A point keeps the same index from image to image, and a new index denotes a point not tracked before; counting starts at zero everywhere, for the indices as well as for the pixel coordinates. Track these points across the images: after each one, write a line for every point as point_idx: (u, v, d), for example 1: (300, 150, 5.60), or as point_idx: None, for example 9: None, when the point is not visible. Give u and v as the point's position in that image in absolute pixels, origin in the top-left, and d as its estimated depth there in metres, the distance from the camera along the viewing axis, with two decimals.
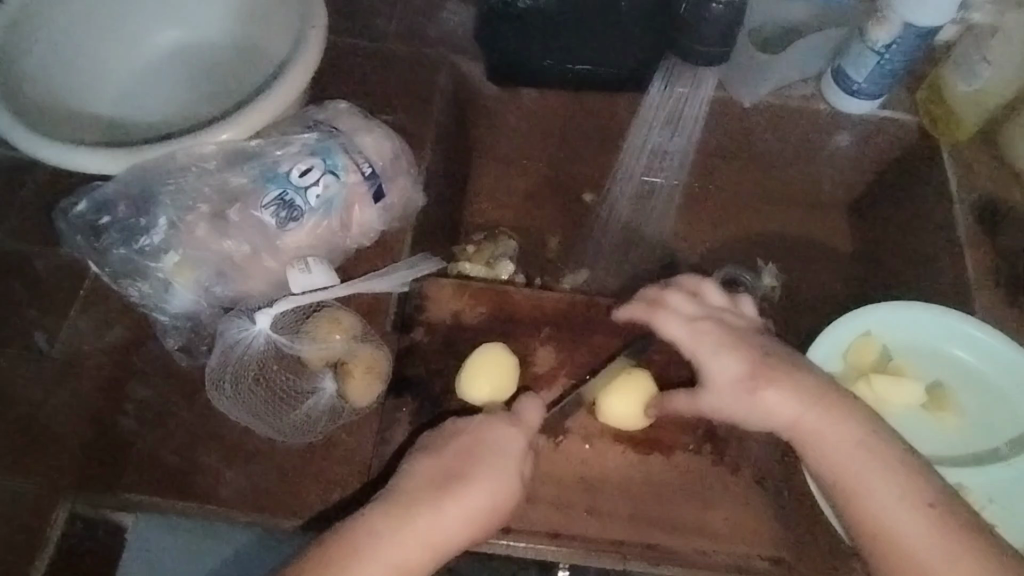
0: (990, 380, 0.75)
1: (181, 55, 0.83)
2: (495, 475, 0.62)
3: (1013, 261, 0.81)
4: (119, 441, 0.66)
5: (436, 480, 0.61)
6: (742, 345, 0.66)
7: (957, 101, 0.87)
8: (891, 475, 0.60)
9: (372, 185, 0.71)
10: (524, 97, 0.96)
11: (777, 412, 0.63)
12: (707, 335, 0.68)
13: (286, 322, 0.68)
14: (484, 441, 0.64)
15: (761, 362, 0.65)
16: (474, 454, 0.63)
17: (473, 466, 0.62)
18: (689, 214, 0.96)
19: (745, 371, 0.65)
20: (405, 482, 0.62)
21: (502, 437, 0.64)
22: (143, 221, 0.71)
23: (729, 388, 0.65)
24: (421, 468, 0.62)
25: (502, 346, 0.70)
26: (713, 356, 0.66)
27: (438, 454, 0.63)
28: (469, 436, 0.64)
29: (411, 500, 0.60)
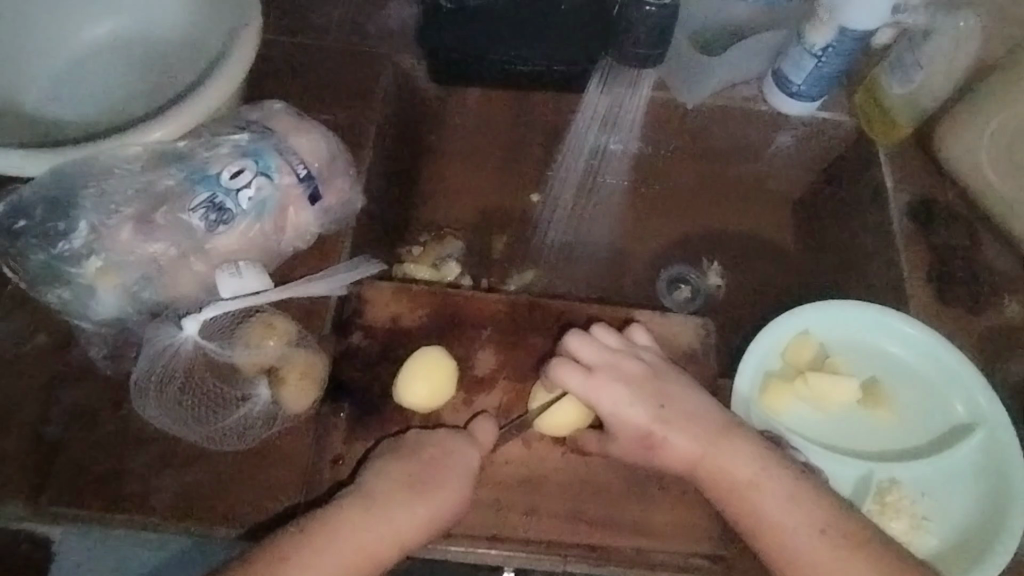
0: (923, 375, 0.76)
1: (109, 52, 0.80)
2: (458, 481, 0.61)
3: (946, 258, 0.83)
4: (45, 450, 0.65)
5: (404, 481, 0.60)
6: (646, 394, 0.65)
7: (890, 103, 0.88)
8: (803, 523, 0.61)
9: (307, 186, 0.70)
10: (468, 97, 0.94)
11: (676, 460, 0.65)
12: (615, 381, 0.65)
13: (217, 327, 0.66)
14: (448, 449, 0.63)
15: (663, 412, 0.65)
16: (441, 460, 0.62)
17: (440, 471, 0.61)
18: (632, 214, 0.97)
19: (650, 424, 0.65)
20: (372, 482, 0.61)
21: (464, 449, 0.63)
22: (62, 225, 0.68)
23: (634, 443, 0.65)
24: (389, 470, 0.61)
25: (440, 351, 0.69)
26: (617, 405, 0.65)
27: (405, 458, 0.62)
28: (437, 443, 0.63)
29: (381, 498, 0.59)
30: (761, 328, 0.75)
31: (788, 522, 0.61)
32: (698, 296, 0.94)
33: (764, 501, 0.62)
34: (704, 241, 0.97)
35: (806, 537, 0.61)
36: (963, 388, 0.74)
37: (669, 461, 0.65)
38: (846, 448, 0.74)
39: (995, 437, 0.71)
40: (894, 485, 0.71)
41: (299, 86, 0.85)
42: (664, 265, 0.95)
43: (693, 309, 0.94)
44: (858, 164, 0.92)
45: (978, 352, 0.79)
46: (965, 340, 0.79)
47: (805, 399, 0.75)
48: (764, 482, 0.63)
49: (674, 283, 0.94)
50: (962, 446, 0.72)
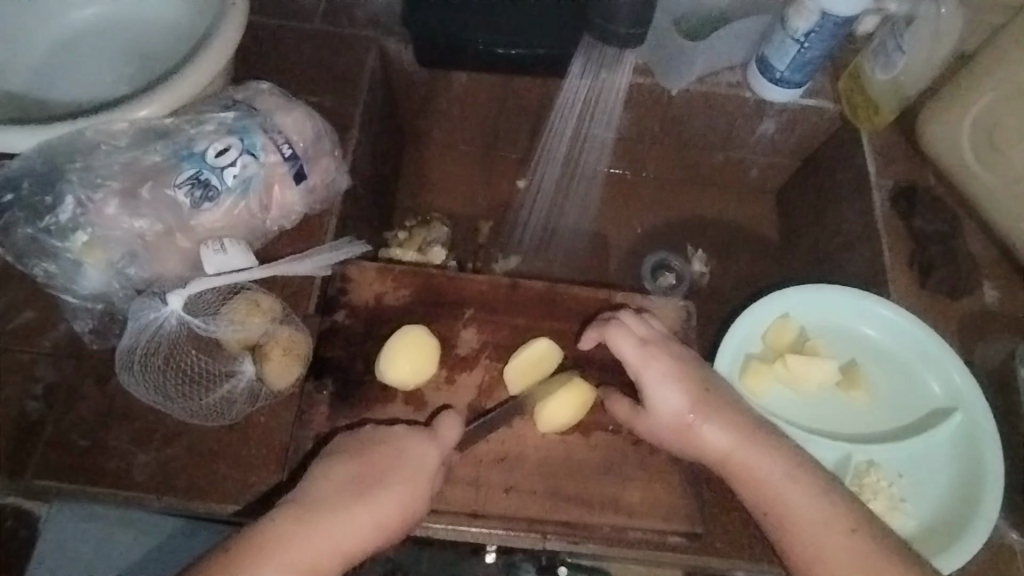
0: (901, 359, 0.77)
1: (99, 31, 0.81)
2: (407, 483, 0.60)
3: (927, 244, 0.83)
4: (27, 425, 0.65)
5: (348, 485, 0.59)
6: (694, 375, 0.66)
7: (875, 89, 0.88)
8: (835, 518, 0.59)
9: (292, 165, 0.70)
10: (454, 81, 0.94)
11: (707, 448, 0.64)
12: (666, 359, 0.66)
13: (202, 303, 0.66)
14: (399, 449, 0.61)
15: (707, 395, 0.65)
16: (390, 463, 0.60)
17: (387, 473, 0.60)
18: (609, 206, 1.04)
19: (690, 403, 0.65)
20: (315, 485, 0.59)
21: (417, 448, 0.62)
22: (48, 199, 0.68)
23: (672, 421, 0.65)
24: (334, 472, 0.59)
25: (428, 339, 0.69)
26: (661, 382, 0.65)
27: (351, 460, 0.60)
28: (389, 443, 0.62)
29: (321, 505, 0.57)
30: (742, 311, 0.76)
31: (820, 520, 0.59)
32: (682, 281, 1.00)
33: (800, 499, 0.60)
34: (683, 231, 1.04)
35: (831, 536, 0.59)
36: (940, 370, 0.75)
37: (704, 447, 0.64)
38: (825, 430, 0.74)
39: (972, 419, 0.72)
40: (872, 467, 0.72)
41: (286, 69, 0.85)
42: (647, 251, 1.02)
43: (678, 293, 0.99)
44: (842, 152, 0.93)
45: (957, 337, 0.80)
46: (945, 325, 0.80)
47: (785, 381, 0.75)
48: (802, 476, 0.62)
49: (658, 269, 1.00)
50: (939, 428, 0.72)
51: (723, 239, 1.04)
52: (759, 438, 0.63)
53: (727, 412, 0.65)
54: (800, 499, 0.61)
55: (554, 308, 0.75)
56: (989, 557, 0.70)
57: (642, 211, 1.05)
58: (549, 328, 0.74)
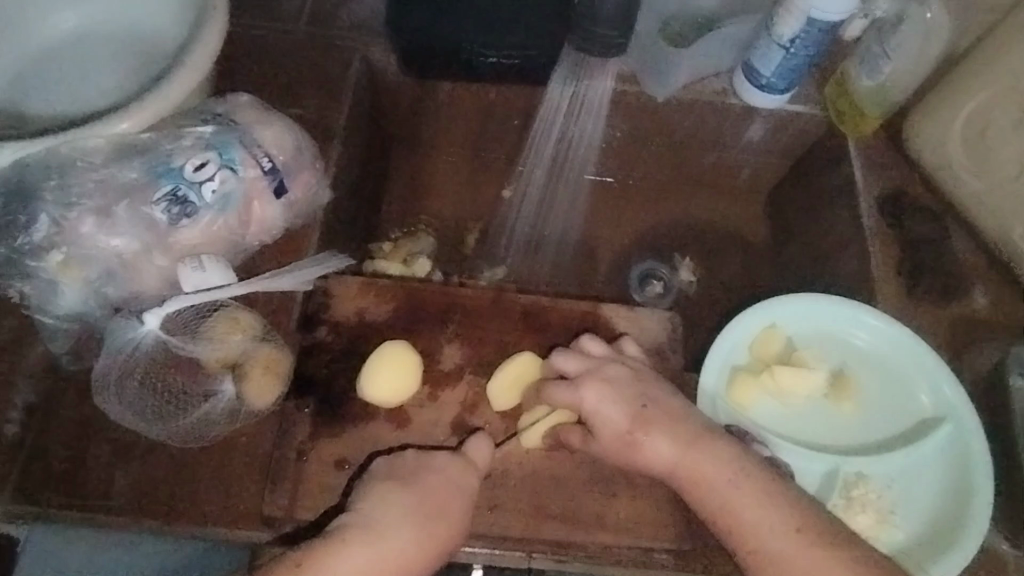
0: (890, 369, 0.76)
1: (77, 46, 0.80)
2: (462, 511, 0.61)
3: (914, 251, 0.83)
4: (3, 446, 0.64)
5: (411, 510, 0.59)
6: (628, 395, 0.65)
7: (859, 94, 0.87)
8: (782, 521, 0.59)
9: (272, 180, 0.70)
10: (438, 89, 0.94)
11: (655, 463, 0.63)
12: (597, 381, 0.65)
13: (180, 322, 0.65)
14: (448, 474, 0.62)
15: (645, 412, 0.64)
16: (446, 488, 0.61)
17: (444, 499, 0.60)
18: (598, 212, 1.03)
19: (628, 423, 0.64)
20: (377, 508, 0.58)
21: (460, 474, 0.62)
22: (22, 218, 0.66)
23: (613, 442, 0.64)
24: (396, 496, 0.59)
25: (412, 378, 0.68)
26: (599, 404, 0.64)
27: (406, 485, 0.60)
28: (439, 468, 0.62)
29: (391, 532, 0.57)
30: (730, 321, 0.75)
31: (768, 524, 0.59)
32: (669, 291, 0.99)
33: (744, 504, 0.60)
34: (670, 237, 1.03)
35: (781, 539, 0.59)
36: (929, 381, 0.74)
37: (649, 466, 0.63)
38: (813, 441, 0.74)
39: (960, 432, 0.71)
40: (861, 480, 0.71)
41: (267, 80, 0.84)
42: (633, 260, 1.01)
43: (665, 301, 0.99)
44: (828, 159, 0.92)
45: (946, 344, 0.79)
46: (934, 332, 0.79)
47: (773, 392, 0.74)
48: (744, 481, 0.61)
49: (646, 277, 1.00)
50: (929, 440, 0.72)
51: (712, 245, 1.04)
52: (700, 443, 0.62)
53: (671, 427, 0.63)
54: (748, 510, 0.60)
55: (539, 322, 0.74)
56: (979, 567, 0.70)
57: (631, 217, 1.04)
58: (534, 341, 0.73)
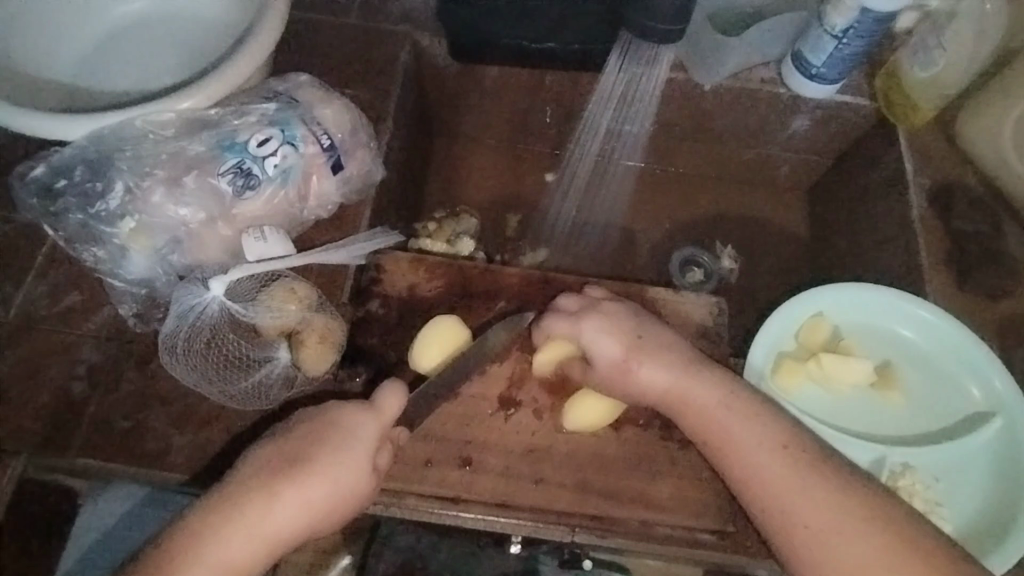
0: (937, 361, 0.76)
1: (145, 24, 0.82)
2: (343, 460, 0.56)
3: (963, 244, 0.82)
4: (70, 406, 0.67)
5: (275, 469, 0.55)
6: (623, 326, 0.67)
7: (912, 86, 0.87)
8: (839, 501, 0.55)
9: (330, 156, 0.72)
10: (486, 75, 0.95)
11: (651, 392, 0.65)
12: (595, 314, 0.68)
13: (242, 289, 0.67)
14: (332, 424, 0.58)
15: (640, 342, 0.66)
16: (320, 440, 0.57)
17: (318, 451, 0.56)
18: (642, 199, 1.04)
19: (622, 352, 0.66)
20: (241, 473, 0.55)
21: (354, 421, 0.58)
22: (99, 186, 0.71)
23: (611, 372, 0.66)
24: (262, 457, 0.56)
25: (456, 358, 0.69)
26: (596, 334, 0.66)
27: (281, 442, 0.57)
28: (321, 418, 0.58)
29: (238, 497, 0.53)
30: (777, 308, 0.76)
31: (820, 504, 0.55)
32: (710, 278, 1.00)
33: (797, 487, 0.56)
34: (711, 226, 1.03)
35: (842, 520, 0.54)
36: (978, 375, 0.74)
37: (642, 393, 0.66)
38: (857, 431, 0.73)
39: (1011, 427, 0.71)
40: (907, 470, 0.71)
41: (323, 62, 0.86)
42: (675, 247, 1.01)
43: (706, 288, 0.99)
44: (876, 150, 0.92)
45: (996, 339, 0.78)
46: (983, 326, 0.79)
47: (817, 380, 0.75)
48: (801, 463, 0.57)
49: (687, 265, 1.00)
50: (978, 434, 0.71)
51: (754, 235, 1.04)
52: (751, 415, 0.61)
53: (663, 359, 0.65)
54: (784, 457, 0.58)
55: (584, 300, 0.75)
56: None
57: (673, 205, 1.04)
58: None
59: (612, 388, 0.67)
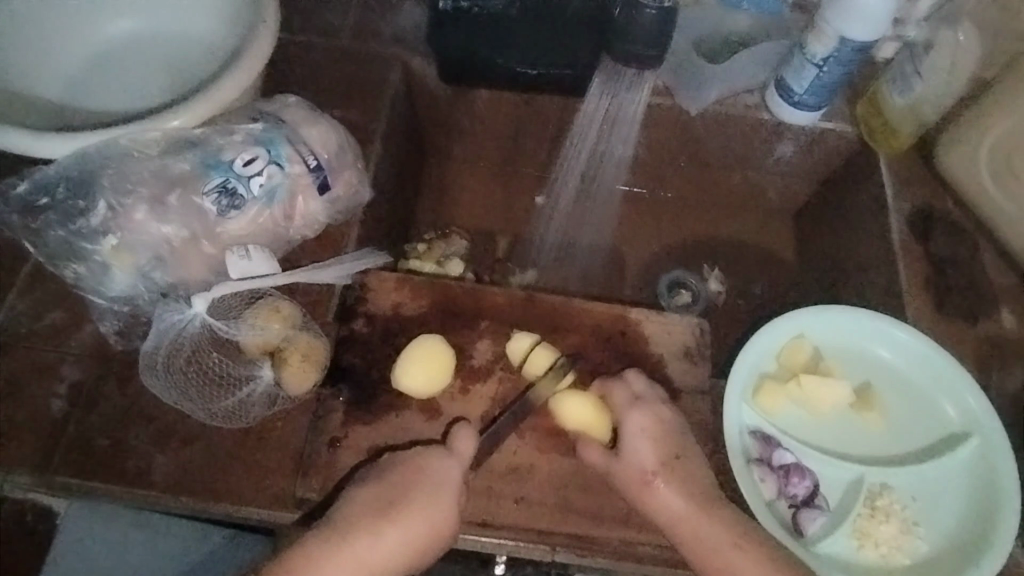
0: (913, 381, 0.75)
1: (133, 46, 0.83)
2: (437, 506, 0.61)
3: (943, 268, 0.82)
4: (52, 424, 0.67)
5: (375, 508, 0.62)
6: (669, 439, 0.67)
7: (892, 114, 0.88)
8: None
9: (316, 177, 0.73)
10: (474, 98, 0.97)
11: (658, 506, 0.64)
12: (652, 414, 0.67)
13: (226, 307, 0.69)
14: (420, 471, 0.63)
15: (674, 460, 0.66)
16: (412, 483, 0.63)
17: (413, 492, 0.62)
18: (627, 222, 1.06)
19: (654, 464, 0.66)
20: (343, 512, 0.62)
21: (437, 468, 0.63)
22: (81, 204, 0.71)
23: (633, 475, 0.66)
24: (366, 496, 0.62)
25: (432, 381, 0.69)
26: (638, 434, 0.66)
27: (380, 483, 0.63)
28: (413, 466, 0.64)
29: (347, 526, 0.61)
30: (759, 328, 0.74)
31: None
32: (698, 300, 1.01)
33: None
34: (698, 250, 1.05)
35: None
36: (955, 394, 0.73)
37: (654, 508, 0.64)
38: (836, 451, 0.73)
39: (987, 447, 0.70)
40: (885, 490, 0.70)
41: (314, 84, 0.88)
42: (662, 270, 1.03)
43: (694, 310, 1.01)
44: (859, 175, 0.93)
45: (975, 363, 0.78)
46: (962, 348, 0.78)
47: (797, 401, 0.74)
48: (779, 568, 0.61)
49: (674, 287, 1.02)
50: (954, 453, 0.70)
51: (740, 259, 1.06)
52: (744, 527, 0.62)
53: (661, 449, 0.66)
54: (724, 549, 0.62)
55: (565, 318, 0.76)
56: None
57: (659, 230, 1.06)
58: (562, 342, 0.75)
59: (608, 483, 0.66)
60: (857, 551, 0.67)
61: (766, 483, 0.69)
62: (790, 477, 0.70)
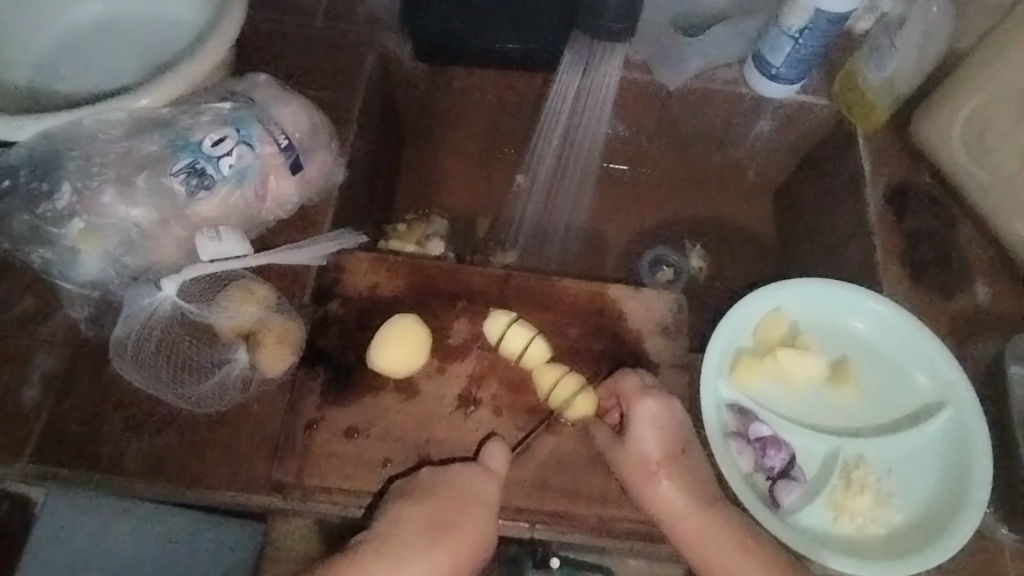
0: (889, 352, 0.76)
1: (99, 28, 0.82)
2: (484, 523, 0.62)
3: (919, 241, 0.83)
4: (26, 411, 0.66)
5: (426, 528, 0.61)
6: (674, 431, 0.66)
7: (869, 88, 0.87)
8: None
9: (288, 157, 0.72)
10: (450, 76, 0.96)
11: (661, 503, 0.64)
12: (660, 405, 0.66)
13: (197, 291, 0.68)
14: (465, 489, 0.63)
15: (679, 454, 0.66)
16: (462, 503, 0.62)
17: (464, 513, 0.62)
18: (605, 200, 1.06)
19: (658, 456, 0.65)
20: (395, 532, 0.61)
21: (480, 485, 0.63)
22: (44, 186, 0.69)
23: (636, 466, 0.65)
24: (414, 516, 0.61)
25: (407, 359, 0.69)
26: (644, 425, 0.66)
27: (427, 501, 0.62)
28: (458, 483, 0.63)
29: (401, 548, 0.60)
30: (736, 303, 0.74)
31: None
32: (680, 277, 1.02)
33: None
34: (679, 228, 1.06)
35: None
36: (930, 365, 0.74)
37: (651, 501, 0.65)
38: (813, 424, 0.73)
39: (961, 416, 0.70)
40: (861, 461, 0.70)
41: (287, 64, 0.86)
42: (643, 248, 1.04)
43: (677, 287, 1.01)
44: (837, 149, 0.93)
45: (950, 335, 0.78)
46: (938, 321, 0.79)
47: (774, 374, 0.74)
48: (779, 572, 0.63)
49: (656, 265, 1.02)
50: (929, 423, 0.71)
51: (720, 236, 1.06)
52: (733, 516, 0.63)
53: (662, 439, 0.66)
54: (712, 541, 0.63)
55: (541, 297, 0.76)
56: (977, 556, 0.69)
57: (639, 207, 1.06)
58: (540, 320, 0.74)
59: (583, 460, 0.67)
60: (834, 523, 0.68)
61: (743, 456, 0.69)
62: (767, 450, 0.70)
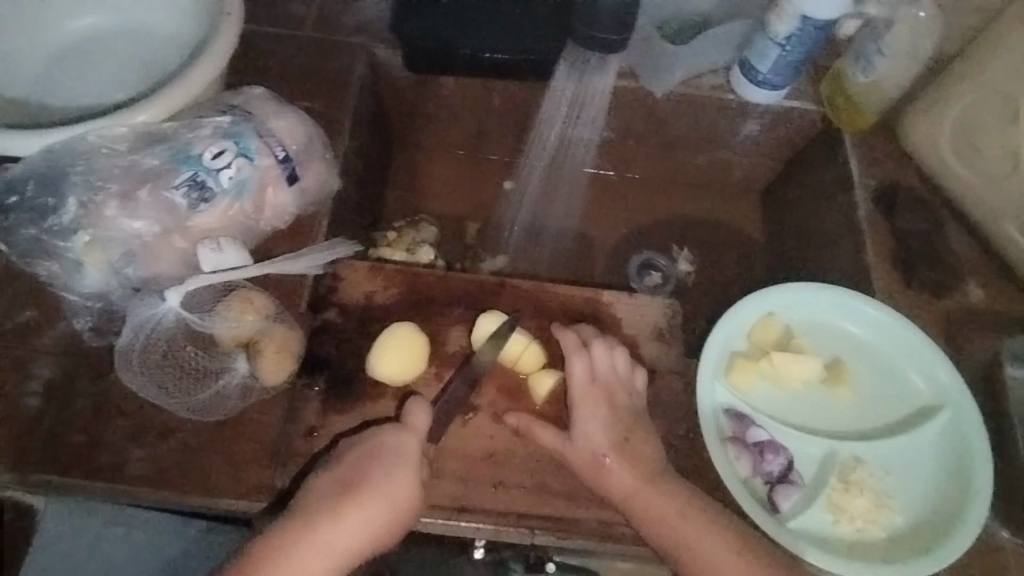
0: (883, 355, 0.77)
1: (97, 41, 0.83)
2: (397, 478, 0.62)
3: (907, 242, 0.84)
4: (28, 422, 0.67)
5: (335, 490, 0.62)
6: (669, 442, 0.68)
7: (856, 91, 0.89)
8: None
9: (285, 168, 0.73)
10: (440, 85, 0.96)
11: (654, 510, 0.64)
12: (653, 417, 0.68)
13: (199, 302, 0.69)
14: (378, 447, 0.64)
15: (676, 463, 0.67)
16: (371, 460, 0.63)
17: (371, 468, 0.62)
18: (596, 205, 1.07)
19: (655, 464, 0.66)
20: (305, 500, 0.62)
21: (395, 442, 0.64)
22: (51, 201, 0.71)
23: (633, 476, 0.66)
24: (324, 481, 0.62)
25: (406, 364, 0.70)
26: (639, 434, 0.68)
27: (339, 463, 0.63)
28: (372, 445, 0.64)
29: (307, 509, 0.61)
30: (730, 308, 0.75)
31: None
32: (668, 281, 1.03)
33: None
34: (669, 232, 1.07)
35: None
36: (924, 366, 0.75)
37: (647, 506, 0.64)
38: (810, 427, 0.74)
39: (958, 418, 0.72)
40: (860, 464, 0.71)
41: (279, 74, 0.87)
42: (632, 251, 1.05)
43: (663, 291, 1.02)
44: (825, 152, 0.94)
45: (942, 336, 0.79)
46: (928, 322, 0.80)
47: (770, 379, 0.75)
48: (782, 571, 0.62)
49: (644, 269, 1.03)
50: (926, 425, 0.72)
51: (710, 239, 1.07)
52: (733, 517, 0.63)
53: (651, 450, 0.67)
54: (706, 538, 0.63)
55: (535, 303, 0.77)
56: (977, 554, 0.70)
57: (629, 211, 1.07)
58: (534, 326, 0.75)
59: (575, 466, 0.67)
60: (833, 526, 0.69)
61: (741, 461, 0.70)
62: (765, 455, 0.70)
